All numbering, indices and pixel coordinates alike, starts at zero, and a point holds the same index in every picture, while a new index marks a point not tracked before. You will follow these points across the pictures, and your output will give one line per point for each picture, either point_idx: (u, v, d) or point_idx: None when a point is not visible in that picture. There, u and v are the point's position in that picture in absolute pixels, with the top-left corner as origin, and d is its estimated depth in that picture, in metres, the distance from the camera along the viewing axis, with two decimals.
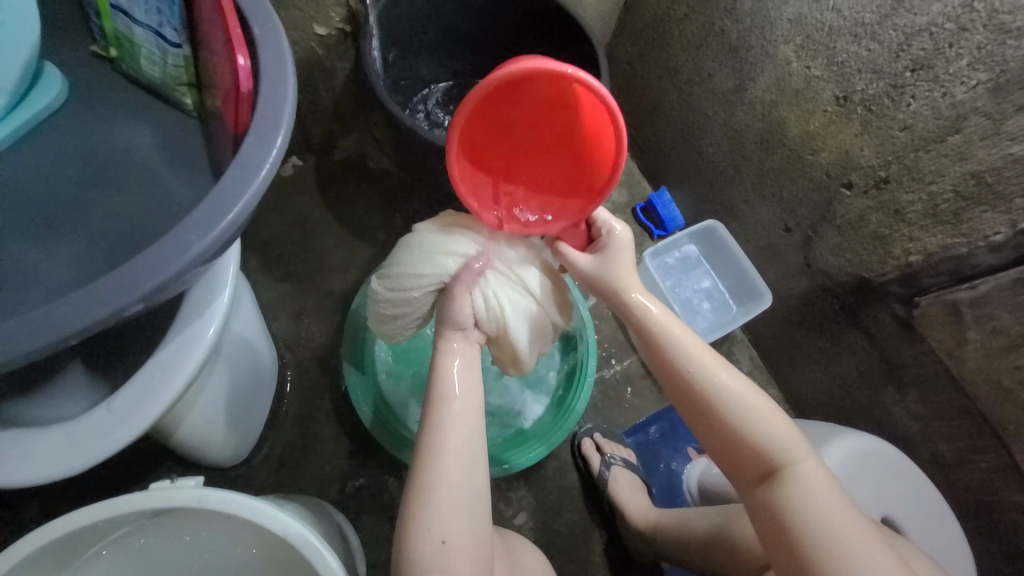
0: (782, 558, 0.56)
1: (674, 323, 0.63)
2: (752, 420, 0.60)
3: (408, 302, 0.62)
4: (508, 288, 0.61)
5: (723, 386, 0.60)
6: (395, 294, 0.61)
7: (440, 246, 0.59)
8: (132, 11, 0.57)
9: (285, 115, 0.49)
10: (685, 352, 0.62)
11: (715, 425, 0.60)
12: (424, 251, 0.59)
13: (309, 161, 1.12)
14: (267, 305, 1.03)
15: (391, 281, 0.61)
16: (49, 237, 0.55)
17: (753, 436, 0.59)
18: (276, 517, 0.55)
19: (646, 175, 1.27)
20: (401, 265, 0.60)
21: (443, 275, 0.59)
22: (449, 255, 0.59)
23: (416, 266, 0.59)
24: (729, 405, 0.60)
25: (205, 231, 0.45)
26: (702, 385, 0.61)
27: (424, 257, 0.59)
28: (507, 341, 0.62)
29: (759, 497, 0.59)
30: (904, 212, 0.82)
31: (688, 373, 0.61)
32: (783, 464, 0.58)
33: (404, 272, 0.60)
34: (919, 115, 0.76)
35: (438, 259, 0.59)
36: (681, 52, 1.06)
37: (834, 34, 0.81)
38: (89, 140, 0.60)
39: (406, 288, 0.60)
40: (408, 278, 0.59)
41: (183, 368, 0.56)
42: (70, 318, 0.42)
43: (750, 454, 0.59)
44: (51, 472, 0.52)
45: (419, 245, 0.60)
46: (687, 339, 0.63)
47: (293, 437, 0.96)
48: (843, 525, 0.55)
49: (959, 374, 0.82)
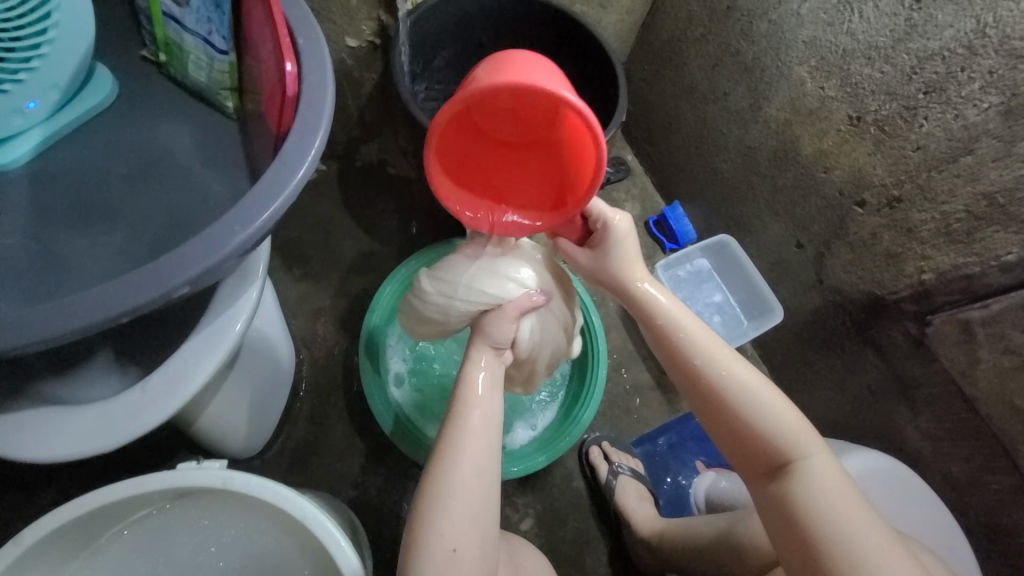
0: (791, 549, 0.57)
1: (684, 315, 0.65)
2: (765, 413, 0.60)
3: (455, 314, 0.63)
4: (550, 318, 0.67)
5: (736, 380, 0.61)
6: (447, 302, 0.63)
7: (509, 271, 0.63)
8: (184, 19, 0.61)
9: (324, 117, 0.53)
10: (695, 344, 0.63)
11: (725, 417, 0.62)
12: (493, 273, 0.62)
13: (332, 166, 1.16)
14: (286, 303, 1.06)
15: (449, 288, 0.62)
16: (95, 227, 0.58)
17: (766, 431, 0.60)
18: (295, 501, 0.57)
19: (658, 189, 1.29)
20: (464, 277, 0.62)
21: (501, 299, 0.62)
22: (514, 282, 0.63)
23: (482, 284, 0.62)
24: (741, 398, 0.61)
25: (248, 222, 0.48)
26: (715, 379, 0.62)
27: (493, 278, 0.62)
28: (530, 364, 0.69)
29: (770, 491, 0.60)
30: (917, 231, 0.83)
31: (697, 365, 0.62)
32: (796, 458, 0.59)
33: (466, 284, 0.62)
34: (931, 136, 0.78)
35: (506, 285, 0.62)
36: (697, 72, 1.09)
37: (848, 57, 0.84)
38: (136, 136, 0.64)
39: (462, 300, 0.62)
40: (470, 292, 0.62)
41: (214, 354, 0.58)
42: (121, 298, 0.44)
43: (763, 448, 0.60)
44: (88, 446, 0.55)
45: (488, 264, 0.62)
46: (700, 332, 0.64)
47: (306, 433, 0.98)
48: (856, 523, 0.56)
49: (971, 393, 0.82)
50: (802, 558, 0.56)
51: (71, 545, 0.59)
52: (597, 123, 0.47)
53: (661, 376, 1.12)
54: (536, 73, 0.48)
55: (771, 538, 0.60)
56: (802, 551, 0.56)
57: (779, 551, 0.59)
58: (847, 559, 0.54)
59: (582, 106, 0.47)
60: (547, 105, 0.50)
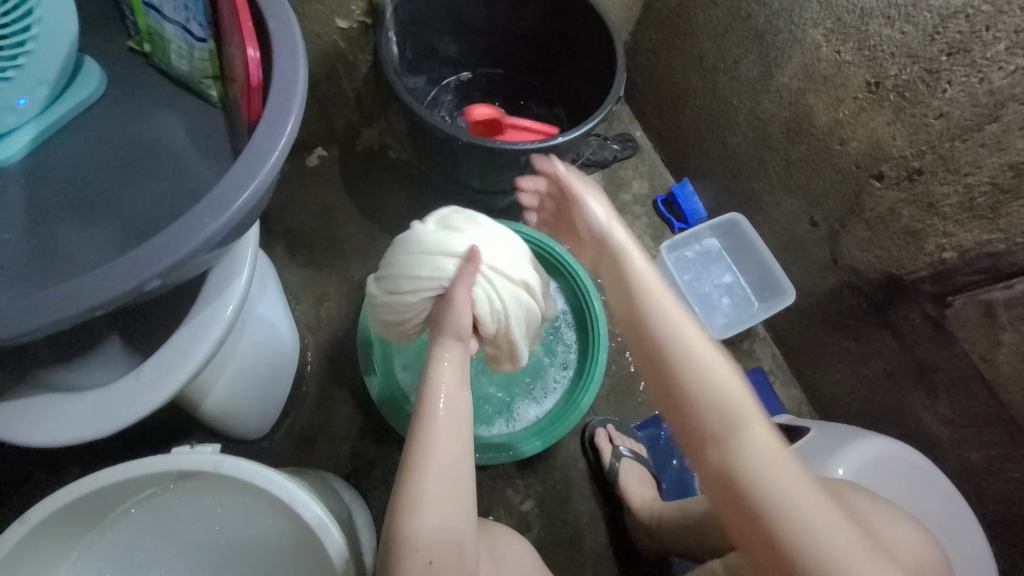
0: (739, 521, 0.53)
1: (644, 273, 0.64)
2: (707, 365, 0.57)
3: (406, 310, 0.68)
4: (504, 285, 0.68)
5: (686, 344, 0.59)
6: (394, 299, 0.68)
7: (435, 246, 0.66)
8: (162, 8, 0.60)
9: (294, 104, 0.53)
10: (649, 304, 0.62)
11: (674, 380, 0.58)
12: (420, 255, 0.66)
13: (333, 152, 1.16)
14: (290, 289, 1.08)
15: (390, 285, 0.68)
16: (86, 220, 0.59)
17: (702, 385, 0.56)
18: (284, 485, 0.61)
19: (668, 166, 1.24)
20: (399, 272, 0.67)
21: (437, 278, 0.65)
22: (444, 254, 0.66)
23: (413, 269, 0.66)
24: (688, 359, 0.58)
25: (218, 214, 0.49)
26: (655, 331, 0.60)
27: (423, 262, 0.65)
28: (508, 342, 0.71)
29: (701, 447, 0.56)
30: (938, 206, 0.78)
31: (650, 326, 0.61)
32: (734, 412, 0.55)
33: (403, 276, 0.66)
34: (955, 102, 0.72)
35: (437, 262, 0.65)
36: (706, 39, 1.03)
37: (866, 17, 0.77)
38: (125, 129, 0.64)
39: (403, 293, 0.66)
40: (409, 281, 0.66)
41: (202, 344, 0.60)
42: (96, 292, 0.46)
43: (709, 416, 0.56)
44: (87, 433, 0.57)
45: (415, 249, 0.67)
46: (660, 296, 0.62)
47: (312, 415, 1.01)
48: (787, 477, 0.52)
49: (993, 379, 0.78)
50: (747, 528, 0.52)
51: (82, 520, 0.64)
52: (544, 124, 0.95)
53: None
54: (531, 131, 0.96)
55: (717, 509, 0.56)
56: (745, 520, 0.53)
57: (728, 525, 0.55)
58: (797, 529, 0.50)
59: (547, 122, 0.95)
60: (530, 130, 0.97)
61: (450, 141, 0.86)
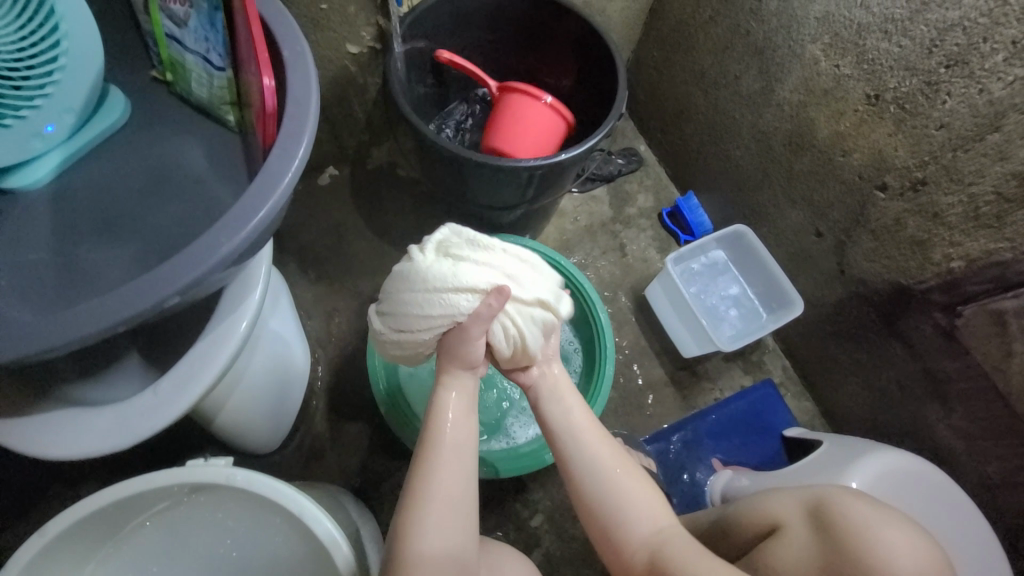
0: None
1: (557, 387, 0.72)
2: (612, 477, 0.67)
3: (417, 344, 0.65)
4: (518, 312, 0.65)
5: (590, 457, 0.68)
6: (404, 336, 0.65)
7: (451, 284, 0.61)
8: (184, 40, 0.64)
9: (306, 128, 0.55)
10: (559, 421, 0.70)
11: (588, 495, 0.67)
12: (433, 294, 0.62)
13: (345, 170, 1.19)
14: (302, 305, 1.10)
15: (397, 324, 0.64)
16: (109, 240, 0.62)
17: (622, 505, 0.66)
18: (294, 497, 0.62)
19: (673, 179, 1.25)
20: (407, 311, 0.63)
21: (454, 319, 0.62)
22: (459, 293, 0.62)
23: (427, 311, 0.62)
24: (593, 469, 0.68)
25: (234, 233, 0.51)
26: (576, 461, 0.68)
27: (433, 301, 0.62)
28: (523, 357, 0.69)
29: (629, 565, 0.66)
30: (943, 216, 0.78)
31: (562, 443, 0.69)
32: (646, 514, 0.66)
33: (414, 316, 0.63)
34: (955, 112, 0.72)
35: (450, 300, 0.62)
36: (707, 56, 1.05)
37: (863, 32, 0.78)
38: (147, 153, 0.67)
39: (416, 331, 0.64)
40: (420, 320, 0.63)
41: (217, 358, 0.62)
42: (117, 309, 0.48)
43: (632, 523, 0.66)
44: (105, 446, 0.59)
45: (424, 287, 0.62)
46: (569, 411, 0.71)
47: (323, 429, 1.02)
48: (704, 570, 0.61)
49: (1007, 390, 0.77)
50: None
51: (99, 533, 0.65)
52: (563, 113, 0.93)
53: (675, 371, 1.10)
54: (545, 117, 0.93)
55: None
56: None
57: None
58: None
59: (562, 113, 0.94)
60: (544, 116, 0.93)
61: (456, 159, 0.88)
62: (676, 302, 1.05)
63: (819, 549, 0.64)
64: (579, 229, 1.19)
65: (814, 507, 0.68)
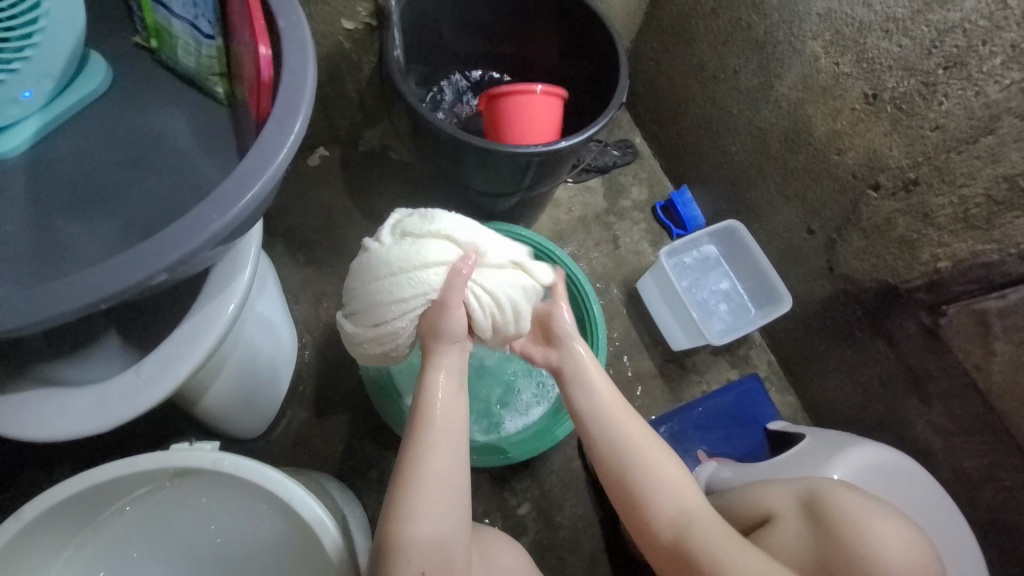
0: None
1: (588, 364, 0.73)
2: (642, 453, 0.68)
3: (391, 333, 0.63)
4: (486, 285, 0.64)
5: (622, 434, 0.69)
6: (376, 327, 0.63)
7: (416, 260, 0.60)
8: (171, 4, 0.61)
9: (303, 101, 0.53)
10: (591, 398, 0.71)
11: (619, 470, 0.68)
12: (400, 275, 0.61)
13: (335, 152, 1.16)
14: (289, 288, 1.07)
15: (372, 317, 0.62)
16: (89, 214, 0.59)
17: (650, 483, 0.67)
18: (283, 484, 0.61)
19: (667, 173, 1.25)
20: (378, 299, 0.61)
21: (426, 296, 0.61)
22: (427, 267, 0.61)
23: (395, 295, 0.61)
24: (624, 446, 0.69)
25: (225, 210, 0.49)
26: (608, 437, 0.69)
27: (401, 281, 0.61)
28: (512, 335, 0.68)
29: (653, 538, 0.67)
30: (934, 217, 0.79)
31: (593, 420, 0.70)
32: (674, 491, 0.67)
33: (384, 302, 0.61)
34: (951, 114, 0.74)
35: (418, 277, 0.61)
36: (707, 48, 1.04)
37: (864, 30, 0.79)
38: (130, 123, 0.64)
39: (388, 319, 0.62)
40: (393, 306, 0.61)
41: (204, 339, 0.60)
42: (102, 286, 0.46)
43: (660, 497, 0.67)
44: (84, 428, 0.57)
45: (390, 270, 0.61)
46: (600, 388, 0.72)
47: (309, 415, 1.00)
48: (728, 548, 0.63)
49: (986, 387, 0.79)
50: None
51: (76, 517, 0.63)
52: (557, 92, 0.90)
53: (664, 364, 1.11)
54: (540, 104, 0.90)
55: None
56: None
57: None
58: None
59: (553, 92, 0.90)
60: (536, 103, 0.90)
61: (453, 143, 0.86)
62: (668, 295, 1.05)
63: (812, 539, 0.66)
64: (573, 220, 1.18)
65: (806, 498, 0.69)
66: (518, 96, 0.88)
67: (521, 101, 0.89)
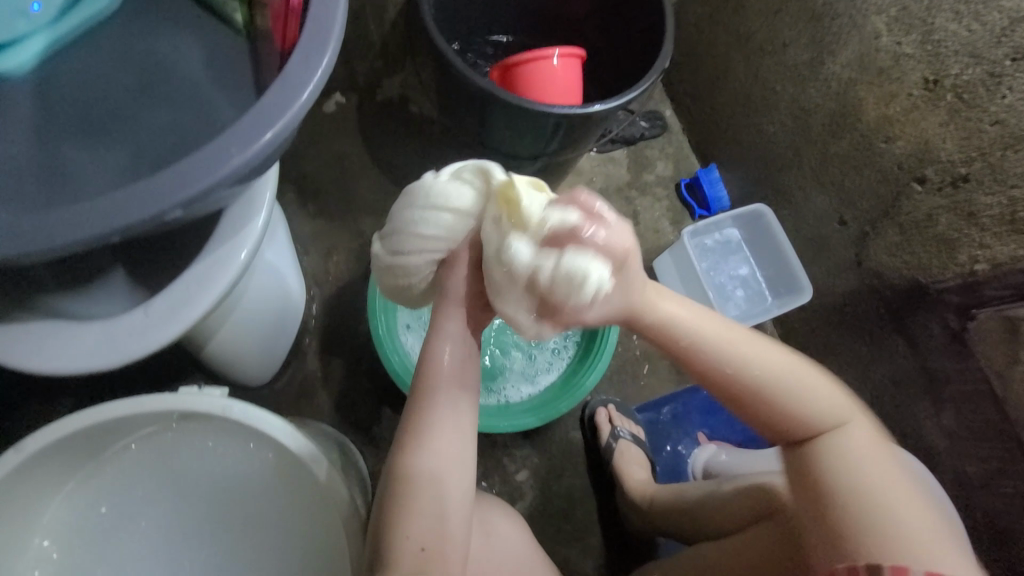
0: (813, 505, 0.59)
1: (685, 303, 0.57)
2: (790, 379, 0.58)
3: (407, 270, 0.58)
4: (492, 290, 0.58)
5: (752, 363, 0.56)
6: (392, 257, 0.58)
7: (447, 204, 0.54)
8: None
9: (335, 32, 0.49)
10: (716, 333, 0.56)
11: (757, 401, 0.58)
12: (427, 212, 0.55)
13: (352, 99, 1.10)
14: (299, 239, 1.05)
15: (389, 245, 0.57)
16: (96, 141, 0.56)
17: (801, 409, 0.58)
18: (292, 434, 0.61)
19: (696, 149, 1.19)
20: (399, 228, 0.56)
21: (446, 242, 0.56)
22: (456, 214, 0.55)
23: (418, 229, 0.55)
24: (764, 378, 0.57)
25: (245, 146, 0.45)
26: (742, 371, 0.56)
27: (427, 218, 0.55)
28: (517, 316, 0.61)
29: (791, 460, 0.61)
30: (978, 216, 0.76)
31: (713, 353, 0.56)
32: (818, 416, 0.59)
33: (404, 233, 0.56)
34: (1015, 108, 0.69)
35: (446, 220, 0.55)
36: (756, 17, 0.97)
37: (933, 9, 0.73)
38: (141, 47, 0.60)
39: (404, 252, 0.57)
40: (411, 240, 0.56)
41: (216, 283, 0.58)
42: (110, 218, 0.43)
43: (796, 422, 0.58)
44: (92, 363, 0.56)
45: (419, 204, 0.55)
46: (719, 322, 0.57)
47: (314, 368, 0.99)
48: (874, 467, 0.57)
49: (1005, 396, 0.76)
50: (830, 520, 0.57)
51: (82, 449, 0.63)
52: (576, 53, 0.84)
53: None
54: (559, 69, 0.85)
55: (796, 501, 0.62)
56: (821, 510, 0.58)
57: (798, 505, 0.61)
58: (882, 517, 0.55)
59: (572, 54, 0.85)
60: (555, 68, 0.84)
61: (480, 98, 0.82)
62: (686, 278, 1.04)
63: None
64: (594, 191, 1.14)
65: None
66: (539, 58, 0.83)
67: (544, 64, 0.83)
